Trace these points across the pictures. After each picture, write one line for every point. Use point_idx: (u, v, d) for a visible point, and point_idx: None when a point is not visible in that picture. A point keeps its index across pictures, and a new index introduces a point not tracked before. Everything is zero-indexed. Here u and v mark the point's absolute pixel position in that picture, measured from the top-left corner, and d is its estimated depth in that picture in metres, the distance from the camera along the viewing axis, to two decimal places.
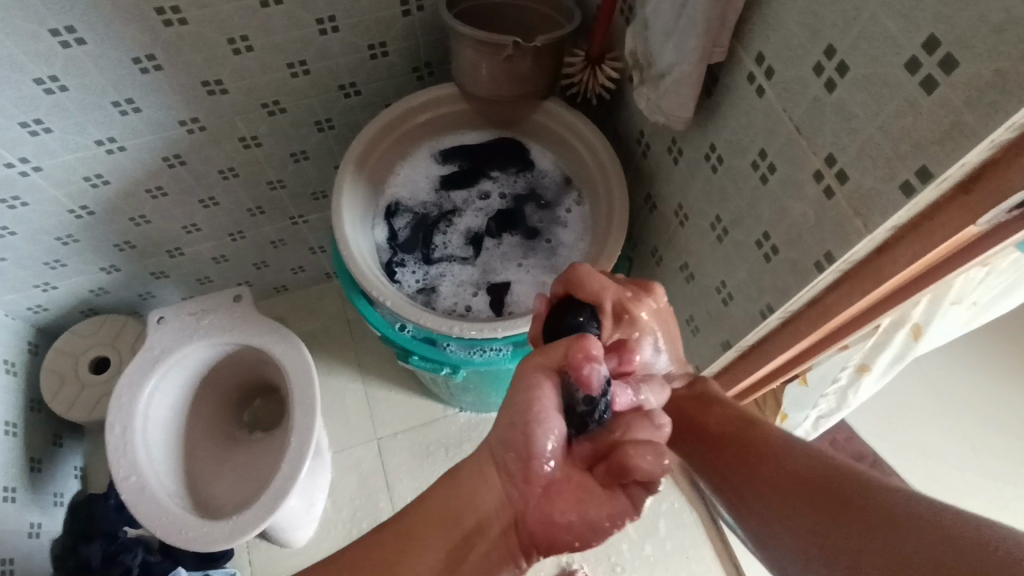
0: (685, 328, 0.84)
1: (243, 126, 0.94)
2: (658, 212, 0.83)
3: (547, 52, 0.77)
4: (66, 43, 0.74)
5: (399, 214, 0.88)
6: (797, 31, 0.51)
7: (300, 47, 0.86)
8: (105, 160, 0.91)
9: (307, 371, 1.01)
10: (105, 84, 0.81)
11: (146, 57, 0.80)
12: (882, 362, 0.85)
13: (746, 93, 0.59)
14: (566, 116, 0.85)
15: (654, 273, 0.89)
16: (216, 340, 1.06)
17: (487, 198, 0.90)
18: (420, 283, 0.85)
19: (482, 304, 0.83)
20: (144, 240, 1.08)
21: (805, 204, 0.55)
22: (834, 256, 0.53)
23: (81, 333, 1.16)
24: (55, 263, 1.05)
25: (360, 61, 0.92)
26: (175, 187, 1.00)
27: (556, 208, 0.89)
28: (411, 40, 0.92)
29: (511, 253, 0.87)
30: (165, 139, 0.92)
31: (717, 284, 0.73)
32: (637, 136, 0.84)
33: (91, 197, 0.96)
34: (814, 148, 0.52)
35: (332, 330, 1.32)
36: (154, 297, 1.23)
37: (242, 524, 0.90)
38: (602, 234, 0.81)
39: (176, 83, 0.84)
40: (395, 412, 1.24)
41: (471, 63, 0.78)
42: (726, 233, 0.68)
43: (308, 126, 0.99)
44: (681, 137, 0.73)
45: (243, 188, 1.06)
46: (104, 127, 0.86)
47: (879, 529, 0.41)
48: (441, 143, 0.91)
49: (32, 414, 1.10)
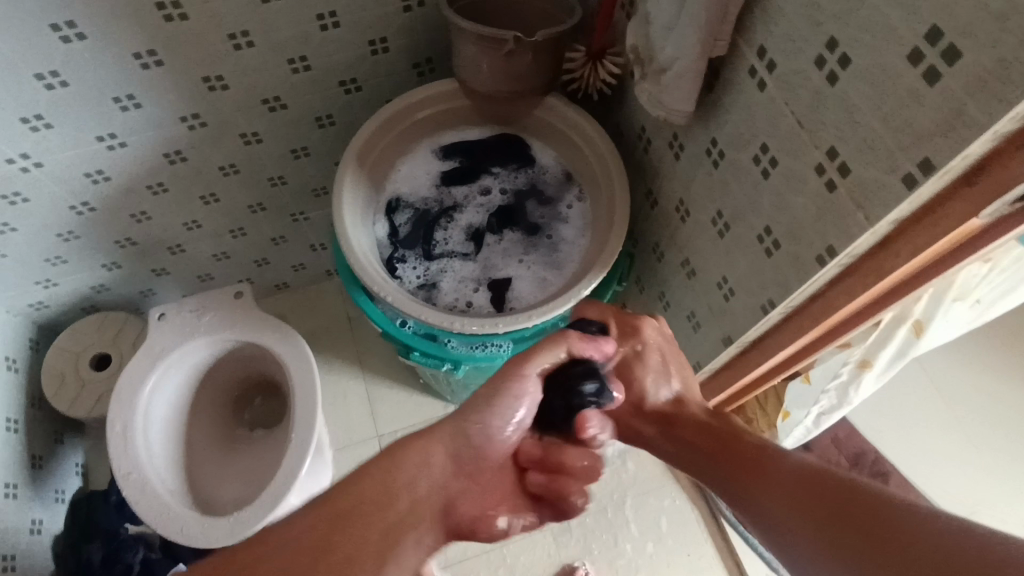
0: (686, 324, 0.84)
1: (244, 122, 0.94)
2: (659, 208, 0.83)
3: (548, 48, 0.77)
4: (66, 37, 0.74)
5: (400, 209, 0.88)
6: (800, 24, 0.51)
7: (301, 43, 0.86)
8: (106, 157, 0.91)
9: (308, 369, 1.01)
10: (106, 80, 0.81)
11: (146, 52, 0.80)
12: (884, 360, 0.85)
13: (747, 87, 0.59)
14: (567, 113, 0.85)
15: (656, 269, 0.89)
16: (217, 336, 1.06)
17: (488, 194, 0.90)
18: (421, 279, 0.85)
19: (483, 300, 0.83)
20: (145, 237, 1.08)
21: (806, 198, 0.55)
22: (835, 250, 0.53)
23: (81, 330, 1.16)
24: (56, 259, 1.05)
25: (360, 57, 0.91)
26: (176, 184, 1.00)
27: (557, 204, 0.88)
28: (412, 36, 0.92)
29: (512, 249, 0.87)
30: (166, 136, 0.92)
31: (718, 280, 0.73)
32: (638, 132, 0.83)
33: (92, 193, 0.96)
34: (816, 141, 0.52)
35: (333, 327, 1.32)
36: (155, 294, 1.24)
37: (244, 521, 0.90)
38: (603, 231, 0.80)
39: (177, 79, 0.84)
40: (396, 409, 1.24)
41: (472, 58, 0.78)
42: (727, 228, 0.68)
43: (308, 122, 0.99)
44: (682, 133, 0.72)
45: (244, 184, 1.06)
46: (105, 123, 0.86)
47: (886, 547, 0.39)
48: (442, 140, 0.91)
49: (32, 411, 1.10)
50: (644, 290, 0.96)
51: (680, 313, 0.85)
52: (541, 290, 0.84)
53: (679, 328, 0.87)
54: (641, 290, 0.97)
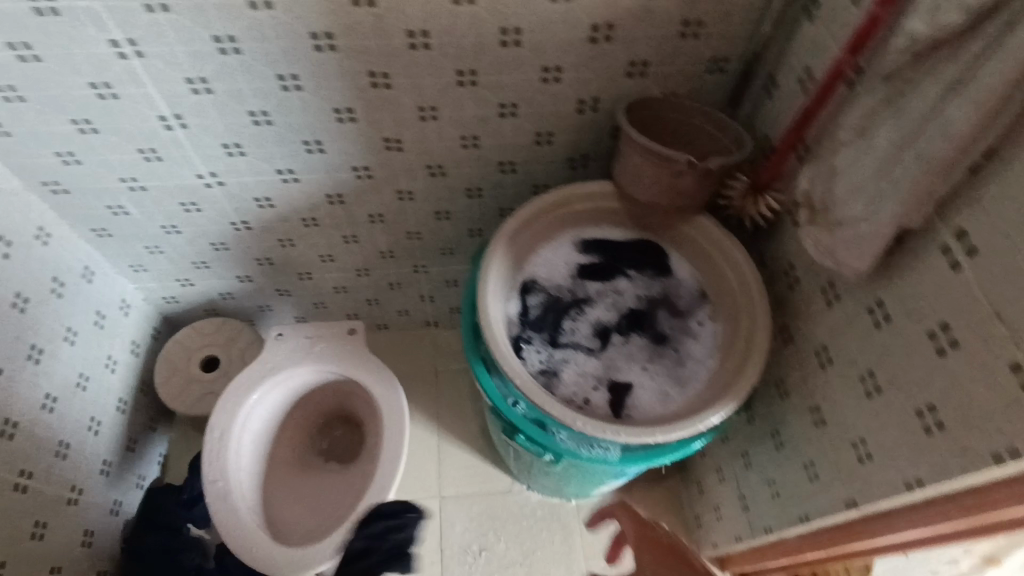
0: (801, 472, 0.83)
1: (404, 181, 1.01)
2: (793, 346, 0.83)
3: (715, 174, 0.79)
4: (287, 87, 0.82)
5: (534, 292, 0.88)
6: (1016, 221, 0.50)
7: (478, 125, 0.91)
8: (278, 187, 1.00)
9: (400, 429, 1.06)
10: (304, 126, 0.89)
11: (346, 110, 0.87)
12: (1014, 560, 0.79)
13: (937, 264, 0.58)
14: (715, 236, 0.86)
15: (775, 406, 0.89)
16: (322, 367, 1.14)
17: (621, 295, 0.89)
18: (543, 364, 0.83)
19: (602, 401, 0.80)
20: (283, 259, 1.18)
21: (993, 389, 0.52)
22: (1020, 453, 0.49)
23: (200, 329, 1.29)
24: (201, 264, 1.18)
25: (524, 144, 0.96)
26: (327, 220, 1.08)
27: (688, 318, 0.87)
28: (577, 134, 0.95)
29: (637, 355, 0.84)
30: (336, 178, 0.99)
31: (854, 439, 0.71)
32: (785, 268, 0.83)
33: (254, 214, 1.06)
34: (1015, 338, 0.50)
35: (420, 375, 1.43)
36: (270, 310, 1.34)
37: (313, 557, 0.97)
38: (739, 355, 0.79)
39: (363, 136, 0.91)
40: (460, 476, 1.32)
41: (638, 169, 0.82)
42: (878, 391, 0.67)
43: (459, 191, 1.05)
44: (841, 283, 0.72)
45: (384, 232, 1.13)
46: (289, 161, 0.95)
47: None
48: (586, 234, 0.93)
49: (140, 395, 1.23)
50: (754, 421, 0.96)
51: (795, 457, 0.85)
52: (661, 404, 0.81)
53: (790, 473, 0.86)
54: (750, 420, 0.97)
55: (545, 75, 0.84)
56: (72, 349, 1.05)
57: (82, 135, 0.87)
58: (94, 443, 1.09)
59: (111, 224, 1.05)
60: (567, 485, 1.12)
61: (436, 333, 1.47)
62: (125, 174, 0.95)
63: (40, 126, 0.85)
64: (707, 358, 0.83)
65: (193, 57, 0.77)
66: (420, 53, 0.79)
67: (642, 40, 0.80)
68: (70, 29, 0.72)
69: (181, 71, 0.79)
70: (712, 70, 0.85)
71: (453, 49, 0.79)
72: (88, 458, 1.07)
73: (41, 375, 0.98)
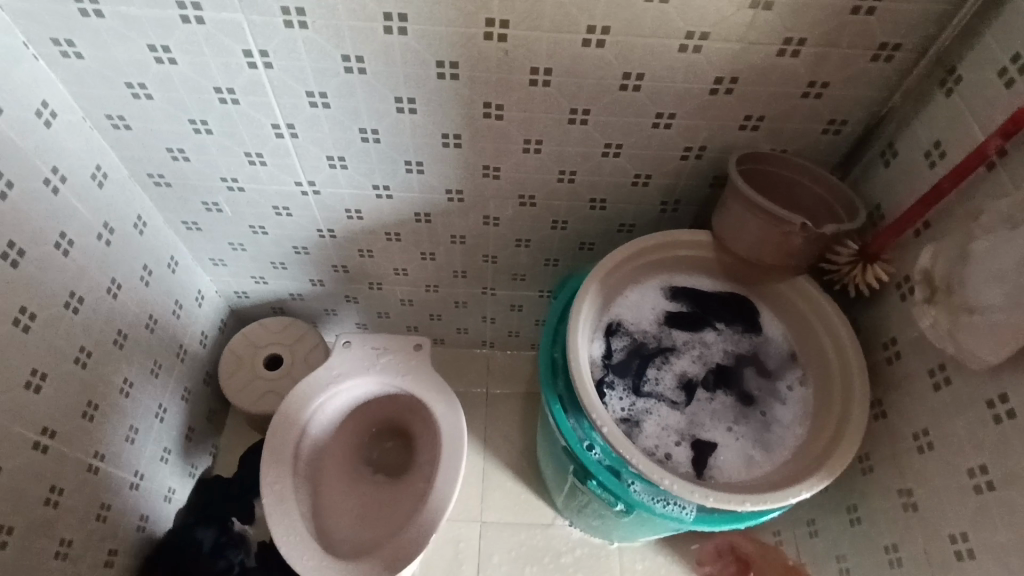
0: (880, 555, 0.80)
1: (493, 207, 1.01)
2: (885, 423, 0.80)
3: (825, 239, 0.77)
4: (402, 109, 0.83)
5: (619, 335, 0.87)
6: None
7: (578, 161, 0.91)
8: (370, 201, 1.01)
9: (459, 453, 1.06)
10: (409, 147, 0.90)
11: (453, 136, 0.87)
12: None
13: None
14: (812, 300, 0.84)
15: (855, 481, 0.86)
16: (387, 381, 1.15)
17: (708, 348, 0.87)
18: (626, 413, 0.82)
19: (683, 457, 0.79)
20: (358, 269, 1.19)
21: None
22: None
23: (266, 326, 1.31)
24: (279, 264, 1.19)
25: (620, 184, 0.95)
26: (409, 236, 1.09)
27: (776, 381, 0.85)
28: (675, 179, 0.94)
29: (721, 414, 0.83)
30: (428, 198, 1.00)
31: (953, 533, 0.69)
32: (884, 342, 0.81)
33: (341, 223, 1.07)
34: None
35: (471, 395, 1.42)
36: (333, 314, 1.36)
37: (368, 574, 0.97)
38: (832, 427, 0.77)
39: (464, 161, 0.92)
40: (503, 504, 1.30)
41: (744, 225, 0.80)
42: (990, 488, 0.65)
43: (545, 222, 1.04)
44: (953, 368, 0.70)
45: (462, 253, 1.14)
46: (386, 177, 0.96)
47: None
48: (675, 281, 0.91)
49: (202, 385, 1.25)
50: (825, 491, 0.93)
51: (873, 538, 0.82)
52: (744, 468, 0.79)
53: (866, 553, 0.83)
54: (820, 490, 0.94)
55: (657, 120, 0.83)
56: (152, 337, 1.07)
57: (196, 135, 0.90)
58: (159, 430, 1.11)
59: (203, 219, 1.08)
60: (617, 530, 1.10)
61: (491, 355, 1.47)
62: (227, 174, 0.97)
63: (159, 122, 0.88)
64: (794, 425, 0.81)
65: (319, 73, 0.79)
66: (538, 89, 0.79)
67: (763, 97, 0.79)
68: (209, 37, 0.75)
69: (305, 85, 0.80)
70: (827, 131, 0.83)
71: (571, 88, 0.79)
72: (153, 445, 1.09)
73: (124, 360, 1.00)
